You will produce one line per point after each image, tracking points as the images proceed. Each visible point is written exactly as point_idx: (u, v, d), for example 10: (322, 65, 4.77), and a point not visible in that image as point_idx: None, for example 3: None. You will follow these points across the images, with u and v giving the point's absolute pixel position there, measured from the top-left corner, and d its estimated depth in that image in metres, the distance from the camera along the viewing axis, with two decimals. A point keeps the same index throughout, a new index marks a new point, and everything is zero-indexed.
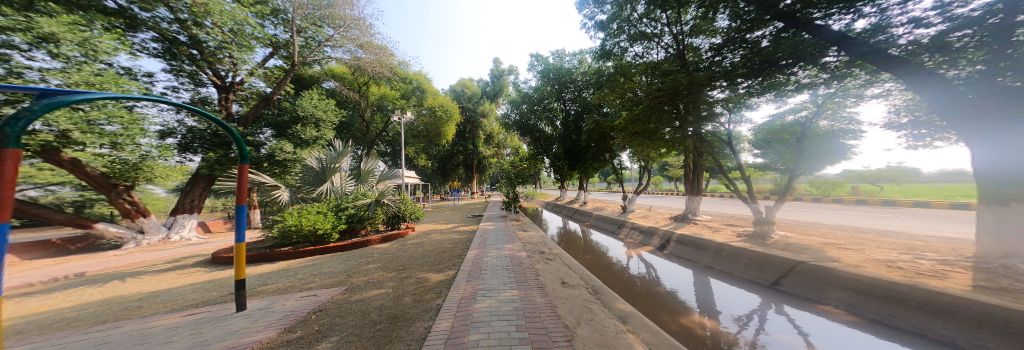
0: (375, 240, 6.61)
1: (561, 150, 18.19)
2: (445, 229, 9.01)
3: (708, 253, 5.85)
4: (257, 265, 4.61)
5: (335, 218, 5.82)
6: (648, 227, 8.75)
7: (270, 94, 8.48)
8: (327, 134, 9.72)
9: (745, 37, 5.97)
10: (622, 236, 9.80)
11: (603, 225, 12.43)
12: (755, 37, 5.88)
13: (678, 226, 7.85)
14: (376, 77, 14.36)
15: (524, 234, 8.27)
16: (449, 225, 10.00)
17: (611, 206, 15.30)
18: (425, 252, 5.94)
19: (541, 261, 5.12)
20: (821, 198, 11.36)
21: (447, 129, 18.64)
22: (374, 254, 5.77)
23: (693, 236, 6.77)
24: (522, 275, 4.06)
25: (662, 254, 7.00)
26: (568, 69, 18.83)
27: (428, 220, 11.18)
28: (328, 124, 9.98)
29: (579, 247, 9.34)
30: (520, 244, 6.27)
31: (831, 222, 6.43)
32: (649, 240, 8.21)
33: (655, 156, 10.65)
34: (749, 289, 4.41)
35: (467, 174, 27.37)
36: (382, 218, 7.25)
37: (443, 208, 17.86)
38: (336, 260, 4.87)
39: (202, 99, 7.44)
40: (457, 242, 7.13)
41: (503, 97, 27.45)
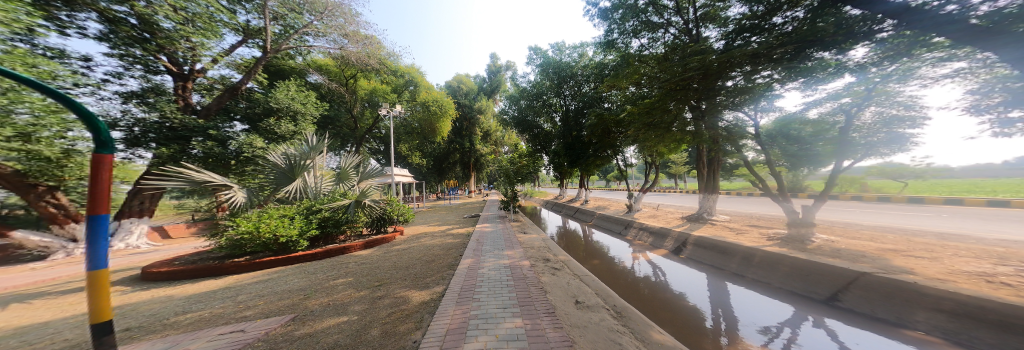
0: (356, 246, 5.75)
1: (561, 147, 17.46)
2: (437, 232, 8.18)
3: (735, 259, 5.04)
4: (194, 283, 3.72)
5: (303, 223, 4.97)
6: (659, 228, 8.01)
7: (237, 83, 7.55)
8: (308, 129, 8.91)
9: (763, 24, 5.38)
10: (629, 238, 9.08)
11: (606, 225, 11.74)
12: (777, 22, 5.23)
13: (693, 227, 7.12)
14: (364, 69, 13.42)
15: (525, 237, 7.49)
16: (443, 227, 9.17)
17: (615, 204, 14.56)
18: (410, 261, 5.13)
19: (545, 274, 4.27)
20: (838, 195, 10.76)
21: (441, 125, 17.76)
22: (350, 263, 4.92)
23: (713, 238, 5.97)
24: (525, 295, 3.22)
25: (678, 259, 6.26)
26: (568, 63, 18.10)
27: (420, 222, 10.33)
28: (306, 118, 9.10)
29: (583, 249, 8.60)
30: (521, 251, 5.47)
31: (872, 222, 5.70)
32: (660, 242, 7.46)
33: (662, 151, 9.94)
34: (796, 304, 3.63)
35: (464, 173, 26.56)
36: (365, 220, 6.39)
37: (438, 208, 17.02)
38: (291, 275, 3.95)
39: (155, 88, 6.62)
40: (449, 247, 6.31)
41: (500, 94, 26.63)
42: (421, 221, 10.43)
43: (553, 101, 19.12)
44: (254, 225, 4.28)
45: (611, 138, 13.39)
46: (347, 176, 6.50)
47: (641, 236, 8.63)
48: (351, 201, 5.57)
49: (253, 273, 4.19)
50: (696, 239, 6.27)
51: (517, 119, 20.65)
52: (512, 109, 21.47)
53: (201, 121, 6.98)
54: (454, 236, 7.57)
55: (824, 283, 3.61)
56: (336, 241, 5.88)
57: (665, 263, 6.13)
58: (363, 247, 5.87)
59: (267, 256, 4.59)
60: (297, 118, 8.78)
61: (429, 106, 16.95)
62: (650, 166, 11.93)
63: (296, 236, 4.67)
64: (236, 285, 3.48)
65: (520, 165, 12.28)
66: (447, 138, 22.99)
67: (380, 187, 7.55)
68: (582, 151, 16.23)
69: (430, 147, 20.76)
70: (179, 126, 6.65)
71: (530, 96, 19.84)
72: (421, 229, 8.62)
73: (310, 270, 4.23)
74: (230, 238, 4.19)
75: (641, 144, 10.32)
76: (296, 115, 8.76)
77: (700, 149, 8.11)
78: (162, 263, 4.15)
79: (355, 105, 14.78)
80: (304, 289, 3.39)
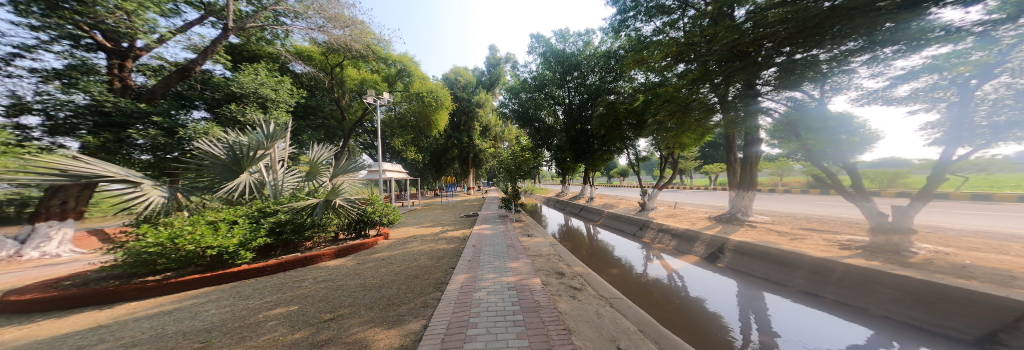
0: (325, 256, 4.65)
1: (565, 141, 16.49)
2: (426, 235, 7.06)
3: (800, 273, 3.87)
4: (55, 319, 2.57)
5: (248, 230, 3.87)
6: (683, 230, 6.92)
7: (188, 63, 6.43)
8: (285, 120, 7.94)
9: None
10: (647, 240, 8.00)
11: (616, 224, 10.67)
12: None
13: (728, 229, 6.05)
14: (352, 56, 12.28)
15: (529, 242, 6.41)
16: (434, 229, 8.07)
17: (624, 202, 13.49)
18: (385, 276, 4.01)
19: (562, 298, 3.16)
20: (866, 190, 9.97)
21: (436, 118, 16.69)
22: (307, 279, 3.79)
23: (760, 244, 4.88)
24: (542, 345, 2.08)
25: (715, 268, 5.19)
26: (572, 52, 16.97)
27: (411, 222, 9.24)
28: (279, 106, 8.06)
29: (595, 253, 7.54)
30: (528, 262, 4.37)
31: (960, 224, 4.62)
32: (686, 247, 6.35)
33: (682, 143, 8.88)
34: (917, 341, 2.41)
35: (462, 169, 25.60)
36: (338, 223, 5.29)
37: (434, 206, 15.99)
38: (197, 306, 2.78)
39: (82, 66, 5.54)
40: (439, 255, 5.22)
41: (499, 87, 25.46)
42: (411, 222, 9.35)
43: (556, 93, 18.15)
44: (168, 236, 3.17)
45: (619, 130, 11.83)
46: (317, 171, 5.34)
47: (659, 238, 7.56)
48: (318, 202, 4.47)
49: (159, 298, 3.08)
50: (736, 243, 5.16)
51: (518, 113, 19.56)
52: (512, 102, 20.35)
53: (143, 105, 5.89)
54: (446, 240, 6.48)
55: (966, 317, 2.39)
56: (300, 249, 4.78)
57: (699, 274, 4.99)
58: (331, 256, 4.70)
59: (192, 273, 3.49)
60: (268, 107, 7.71)
61: (424, 98, 15.84)
62: (664, 160, 10.91)
63: (233, 247, 3.58)
64: (108, 330, 2.35)
65: (522, 160, 11.05)
66: (444, 133, 21.90)
67: (360, 184, 6.42)
68: (588, 145, 15.19)
69: (426, 142, 19.65)
70: (111, 111, 5.60)
71: (531, 88, 18.77)
72: (409, 231, 7.53)
73: (237, 294, 3.11)
74: (131, 254, 3.08)
75: (658, 136, 9.21)
76: (264, 102, 7.63)
77: (732, 138, 7.02)
78: (34, 288, 3.04)
79: (344, 95, 13.68)
80: (207, 333, 2.26)
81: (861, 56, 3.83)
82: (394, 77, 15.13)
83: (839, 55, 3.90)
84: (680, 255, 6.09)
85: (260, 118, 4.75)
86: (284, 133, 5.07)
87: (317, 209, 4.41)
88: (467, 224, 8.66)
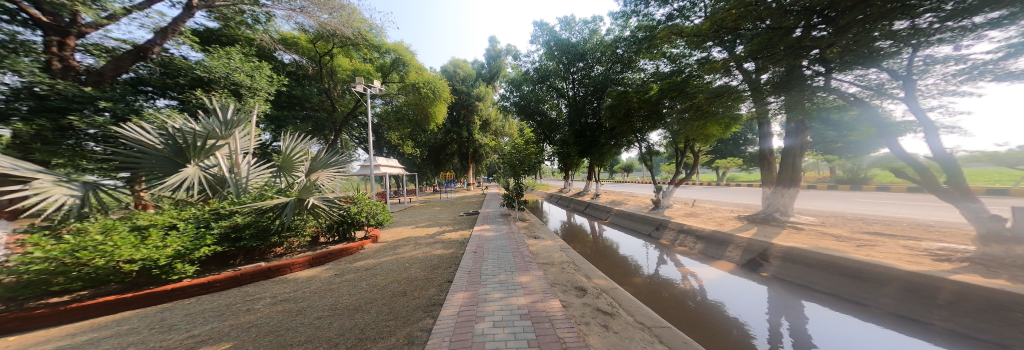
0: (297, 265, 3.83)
1: (570, 135, 15.71)
2: (420, 237, 6.27)
3: (886, 291, 3.09)
4: None
5: (190, 237, 3.04)
6: (710, 231, 6.16)
7: (145, 42, 5.64)
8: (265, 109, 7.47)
9: None
10: (665, 241, 7.22)
11: (626, 223, 9.92)
12: None
13: (765, 231, 5.28)
14: (342, 42, 11.35)
15: (536, 247, 5.63)
16: (430, 229, 7.30)
17: (633, 199, 12.77)
18: (363, 293, 3.23)
19: (593, 331, 2.39)
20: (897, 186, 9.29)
21: (435, 111, 15.86)
22: (264, 296, 3.00)
23: (814, 249, 4.09)
24: None
25: (757, 276, 4.41)
26: (577, 41, 16.05)
27: (405, 221, 8.48)
28: (256, 94, 7.40)
29: (607, 256, 6.76)
30: (541, 276, 3.59)
31: None
32: (716, 251, 5.55)
33: (703, 134, 8.07)
34: None
35: (462, 164, 24.87)
36: (315, 224, 4.51)
37: (433, 203, 15.27)
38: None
39: (18, 44, 4.60)
40: (433, 263, 4.44)
41: (500, 80, 24.55)
42: (406, 221, 8.58)
43: (559, 85, 17.69)
44: (65, 247, 2.36)
45: (630, 122, 11.05)
46: (288, 163, 4.51)
47: (680, 240, 6.78)
48: (288, 200, 3.72)
49: (53, 329, 2.28)
50: (783, 249, 4.37)
51: (519, 106, 18.70)
52: (513, 95, 19.49)
53: (89, 88, 5.05)
54: (442, 244, 5.68)
55: None
56: (269, 258, 3.99)
57: (743, 285, 4.20)
58: (307, 264, 3.92)
59: (112, 294, 2.68)
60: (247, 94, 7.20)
61: (420, 89, 14.95)
62: (678, 155, 10.14)
63: (168, 259, 2.78)
64: None
65: (526, 155, 10.19)
66: (443, 128, 21.08)
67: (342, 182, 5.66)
68: (594, 139, 14.37)
69: (424, 136, 18.85)
70: (48, 94, 4.76)
71: (533, 80, 17.96)
72: (402, 232, 6.74)
73: (157, 325, 2.31)
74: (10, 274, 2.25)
75: (676, 128, 8.38)
76: (235, 87, 7.00)
77: (765, 126, 6.25)
78: None
79: (336, 86, 12.90)
80: None
81: (962, 22, 3.00)
82: (390, 67, 14.28)
83: (931, 22, 3.11)
84: (710, 261, 5.31)
85: (213, 101, 3.93)
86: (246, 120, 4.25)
87: (287, 210, 3.64)
88: (466, 224, 7.87)
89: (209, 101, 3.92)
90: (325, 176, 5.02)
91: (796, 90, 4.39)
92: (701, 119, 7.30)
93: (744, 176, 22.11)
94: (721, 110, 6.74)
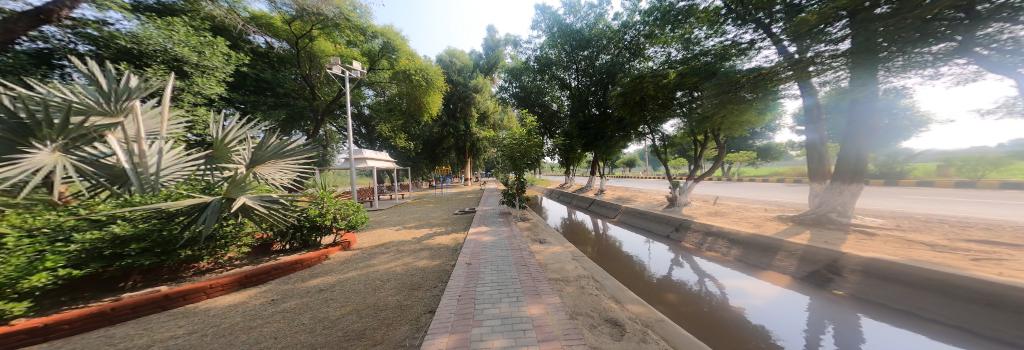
0: (217, 288, 2.71)
1: (573, 127, 14.73)
2: (404, 241, 5.21)
3: None
4: None
5: (18, 262, 1.93)
6: (746, 233, 5.21)
7: (47, 2, 4.42)
8: (219, 91, 6.54)
9: None
10: (688, 244, 6.25)
11: (637, 221, 8.98)
12: None
13: (820, 235, 4.34)
14: (321, 21, 10.11)
15: (542, 256, 4.64)
16: (419, 231, 6.25)
17: (642, 196, 11.83)
18: (296, 334, 2.20)
19: None
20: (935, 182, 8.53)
21: (428, 101, 14.74)
22: (135, 343, 1.94)
23: (907, 262, 3.13)
24: None
25: (825, 293, 3.46)
26: (581, 28, 14.90)
27: (391, 221, 7.45)
28: (207, 72, 6.47)
29: (619, 259, 5.76)
30: (558, 306, 2.58)
31: None
32: (761, 259, 4.58)
33: (730, 121, 7.13)
34: None
35: (458, 159, 23.81)
36: (255, 227, 3.42)
37: (427, 199, 14.22)
38: None
39: None
40: (410, 280, 3.41)
41: (498, 71, 23.34)
42: (393, 220, 7.54)
43: (561, 75, 16.60)
44: None
45: (643, 111, 10.07)
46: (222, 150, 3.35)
47: (708, 243, 5.81)
48: (208, 200, 2.70)
49: None
50: (863, 262, 3.38)
51: (519, 97, 17.62)
52: (512, 86, 18.41)
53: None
54: (428, 251, 4.63)
55: None
56: (183, 279, 2.91)
57: (811, 304, 3.25)
58: (237, 285, 2.86)
59: None
60: (203, 73, 6.45)
61: (411, 77, 13.70)
62: (697, 148, 9.17)
63: None
64: None
65: (527, 146, 9.10)
66: (438, 120, 19.92)
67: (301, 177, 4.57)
68: (599, 131, 13.43)
69: (419, 128, 17.71)
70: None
71: (534, 70, 16.86)
72: (384, 235, 5.69)
73: None
74: None
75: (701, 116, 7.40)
76: (176, 63, 5.97)
77: (816, 110, 5.24)
78: None
79: (319, 72, 11.75)
80: None
81: None
82: (379, 53, 12.97)
83: None
84: (755, 271, 4.34)
85: (92, 64, 2.83)
86: (146, 93, 3.18)
87: (204, 214, 2.61)
88: (460, 225, 6.83)
89: (87, 63, 2.84)
90: (273, 169, 3.92)
91: (866, 66, 3.83)
92: (734, 104, 6.41)
93: (753, 171, 21.28)
94: (755, 93, 6.08)
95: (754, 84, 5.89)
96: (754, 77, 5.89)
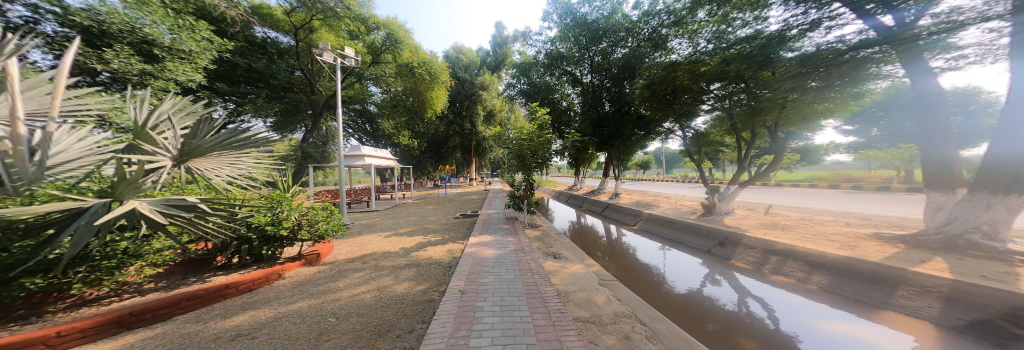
0: (61, 336, 1.69)
1: (588, 125, 13.55)
2: (388, 252, 4.24)
3: None
4: None
5: None
6: (830, 255, 3.92)
7: None
8: (195, 77, 5.86)
9: None
10: (738, 263, 5.03)
11: (661, 229, 7.81)
12: None
13: (964, 268, 3.04)
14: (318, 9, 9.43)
15: (560, 280, 3.53)
16: (410, 238, 5.28)
17: (668, 201, 10.51)
18: None
19: None
20: None
21: (432, 96, 13.93)
22: None
23: None
24: None
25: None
26: (596, 19, 13.70)
27: (382, 225, 6.53)
28: (183, 57, 5.77)
29: (646, 282, 4.61)
30: None
31: None
32: (865, 293, 3.31)
33: (783, 113, 6.03)
34: None
35: (464, 159, 22.96)
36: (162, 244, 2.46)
37: (429, 199, 13.37)
38: None
39: None
40: (375, 319, 2.39)
41: (507, 68, 22.46)
42: (385, 224, 6.61)
43: (575, 70, 15.46)
44: None
45: (671, 105, 8.83)
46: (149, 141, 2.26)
47: (772, 264, 4.54)
48: (88, 203, 1.91)
49: None
50: None
51: (528, 94, 16.54)
52: (520, 82, 17.37)
53: None
54: (415, 269, 3.62)
55: None
56: (39, 318, 1.95)
57: None
58: (115, 328, 1.93)
59: None
60: (187, 61, 5.87)
61: (415, 71, 12.87)
62: (742, 147, 7.86)
63: None
64: None
65: (538, 143, 8.03)
66: (445, 119, 19.16)
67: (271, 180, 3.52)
68: (617, 129, 12.20)
69: (423, 126, 17.23)
70: None
71: (544, 65, 15.82)
72: (367, 242, 4.73)
73: None
74: None
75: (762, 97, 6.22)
76: (144, 46, 5.24)
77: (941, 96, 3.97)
78: None
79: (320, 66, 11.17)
80: None
81: None
82: (381, 47, 12.19)
83: None
84: (864, 312, 3.09)
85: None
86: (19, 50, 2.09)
87: (74, 225, 1.81)
88: (459, 232, 5.82)
89: None
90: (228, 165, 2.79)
91: None
92: (793, 93, 5.30)
93: (784, 177, 19.39)
94: (834, 79, 4.79)
95: (829, 68, 4.68)
96: (816, 60, 4.78)
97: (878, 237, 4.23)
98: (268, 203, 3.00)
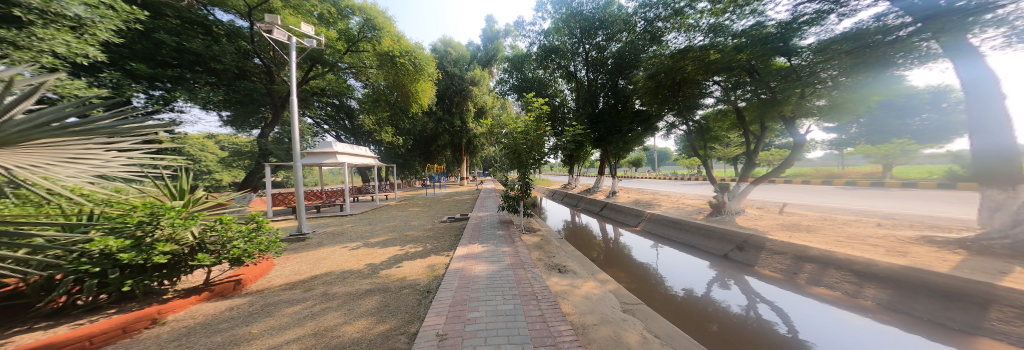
0: None
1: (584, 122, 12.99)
2: (348, 272, 3.28)
3: None
4: None
5: None
6: (883, 263, 3.33)
7: None
8: (85, 50, 4.51)
9: None
10: (763, 271, 4.42)
11: (664, 231, 7.23)
12: None
13: None
14: None
15: (571, 307, 2.71)
16: (384, 250, 4.32)
17: (669, 201, 9.98)
18: None
19: None
20: None
21: (417, 89, 12.79)
22: None
23: None
24: None
25: None
26: (592, 11, 13.05)
27: (354, 233, 5.52)
28: (60, 23, 4.42)
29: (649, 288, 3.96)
30: None
31: None
32: (943, 314, 2.72)
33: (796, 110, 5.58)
34: None
35: (453, 157, 21.96)
36: None
37: (415, 201, 12.31)
38: None
39: None
40: None
41: (497, 63, 21.51)
42: (356, 232, 5.57)
43: (569, 65, 14.75)
44: None
45: (675, 99, 8.30)
46: None
47: (809, 273, 3.92)
48: None
49: None
50: None
51: (520, 89, 15.69)
52: (511, 77, 16.50)
53: None
54: (381, 298, 2.71)
55: None
56: None
57: None
58: None
59: None
60: (72, 31, 4.61)
61: (396, 60, 11.67)
62: (750, 142, 7.32)
63: None
64: None
65: (535, 138, 7.19)
66: (433, 115, 18.10)
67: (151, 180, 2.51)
68: (615, 125, 11.65)
69: (408, 122, 16.12)
70: None
71: (537, 59, 15.01)
72: (323, 258, 3.72)
73: None
74: None
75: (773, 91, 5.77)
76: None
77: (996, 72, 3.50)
78: None
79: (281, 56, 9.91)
80: None
81: None
82: (357, 35, 10.96)
83: None
84: (949, 338, 2.48)
85: None
86: None
87: None
88: (445, 241, 4.89)
89: None
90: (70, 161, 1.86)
91: None
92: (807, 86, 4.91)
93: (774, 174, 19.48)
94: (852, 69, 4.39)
95: (848, 54, 4.22)
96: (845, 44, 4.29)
97: (927, 240, 3.68)
98: (136, 218, 1.96)
